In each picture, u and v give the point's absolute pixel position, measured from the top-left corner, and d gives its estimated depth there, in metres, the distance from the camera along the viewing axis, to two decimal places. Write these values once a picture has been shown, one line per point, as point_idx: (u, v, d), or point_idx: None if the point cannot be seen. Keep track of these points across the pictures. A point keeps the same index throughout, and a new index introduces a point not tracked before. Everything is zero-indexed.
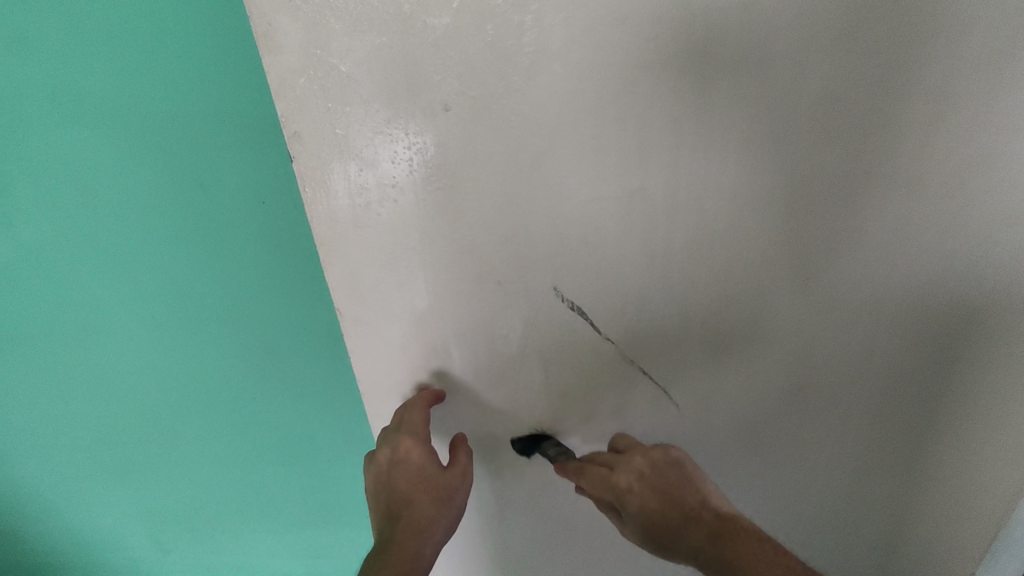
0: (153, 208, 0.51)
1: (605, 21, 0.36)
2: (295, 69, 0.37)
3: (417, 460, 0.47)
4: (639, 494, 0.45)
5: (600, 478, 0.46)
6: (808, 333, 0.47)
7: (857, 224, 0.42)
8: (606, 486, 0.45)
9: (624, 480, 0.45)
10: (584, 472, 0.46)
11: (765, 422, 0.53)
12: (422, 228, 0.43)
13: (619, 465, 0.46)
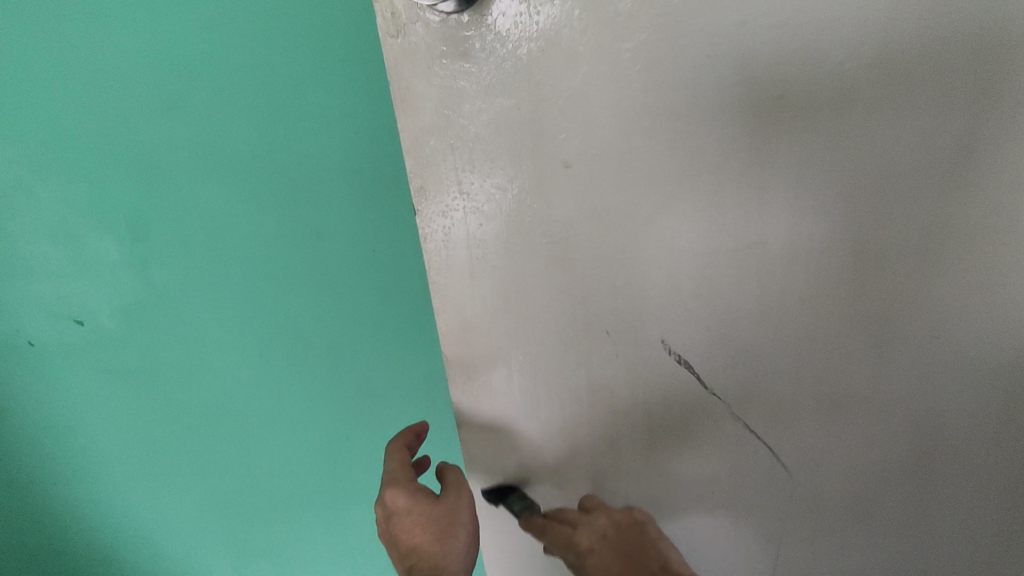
0: (271, 254, 0.55)
1: (730, 81, 0.36)
2: (428, 129, 0.39)
3: (404, 505, 0.46)
4: (599, 556, 0.50)
5: (558, 535, 0.51)
6: (939, 399, 0.44)
7: (1005, 287, 0.39)
8: (569, 545, 0.50)
9: (585, 541, 0.50)
10: (545, 526, 0.52)
11: (888, 495, 0.48)
12: (533, 280, 0.43)
13: (586, 527, 0.51)
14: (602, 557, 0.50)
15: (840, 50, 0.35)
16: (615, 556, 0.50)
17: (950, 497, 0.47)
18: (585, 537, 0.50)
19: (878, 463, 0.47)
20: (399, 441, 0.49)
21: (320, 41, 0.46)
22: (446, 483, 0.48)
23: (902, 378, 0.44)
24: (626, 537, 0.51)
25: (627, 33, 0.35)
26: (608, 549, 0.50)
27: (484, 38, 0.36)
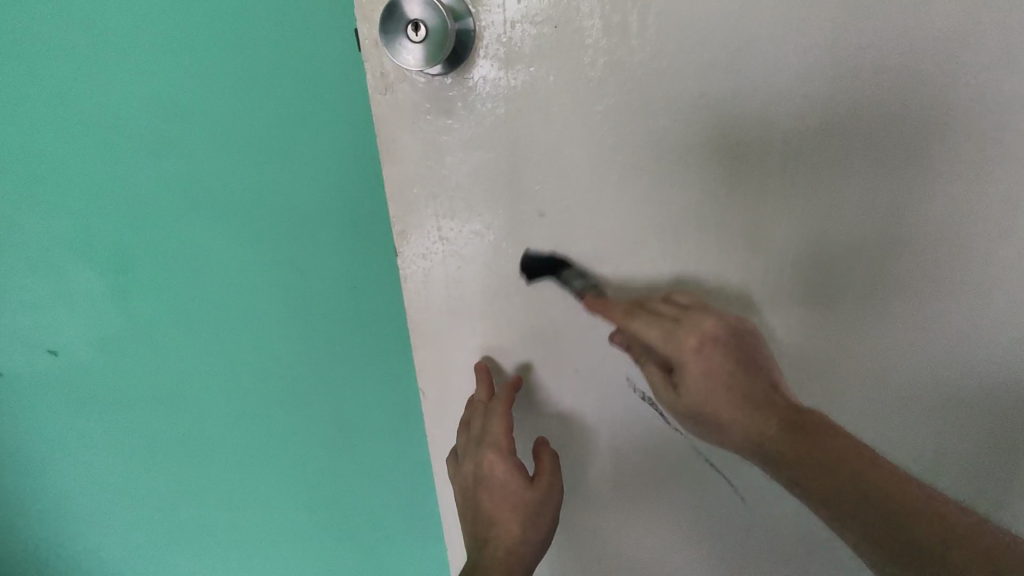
0: (254, 288, 0.56)
1: (689, 143, 0.40)
2: (411, 178, 0.41)
3: (502, 477, 0.45)
4: (705, 361, 0.40)
5: (660, 329, 0.40)
6: (875, 426, 0.49)
7: (928, 329, 0.45)
8: (666, 336, 0.40)
9: (694, 338, 0.40)
10: (636, 313, 0.41)
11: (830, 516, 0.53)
12: (509, 318, 0.46)
13: (687, 319, 0.41)
14: (715, 403, 0.40)
15: (788, 118, 0.39)
16: (738, 379, 0.40)
17: None
18: (693, 343, 0.40)
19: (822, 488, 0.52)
20: (506, 402, 0.46)
21: (304, 90, 0.48)
22: (540, 467, 0.47)
23: (845, 406, 0.48)
24: (738, 342, 0.41)
25: (596, 97, 0.39)
26: (733, 406, 0.40)
27: (466, 98, 0.39)
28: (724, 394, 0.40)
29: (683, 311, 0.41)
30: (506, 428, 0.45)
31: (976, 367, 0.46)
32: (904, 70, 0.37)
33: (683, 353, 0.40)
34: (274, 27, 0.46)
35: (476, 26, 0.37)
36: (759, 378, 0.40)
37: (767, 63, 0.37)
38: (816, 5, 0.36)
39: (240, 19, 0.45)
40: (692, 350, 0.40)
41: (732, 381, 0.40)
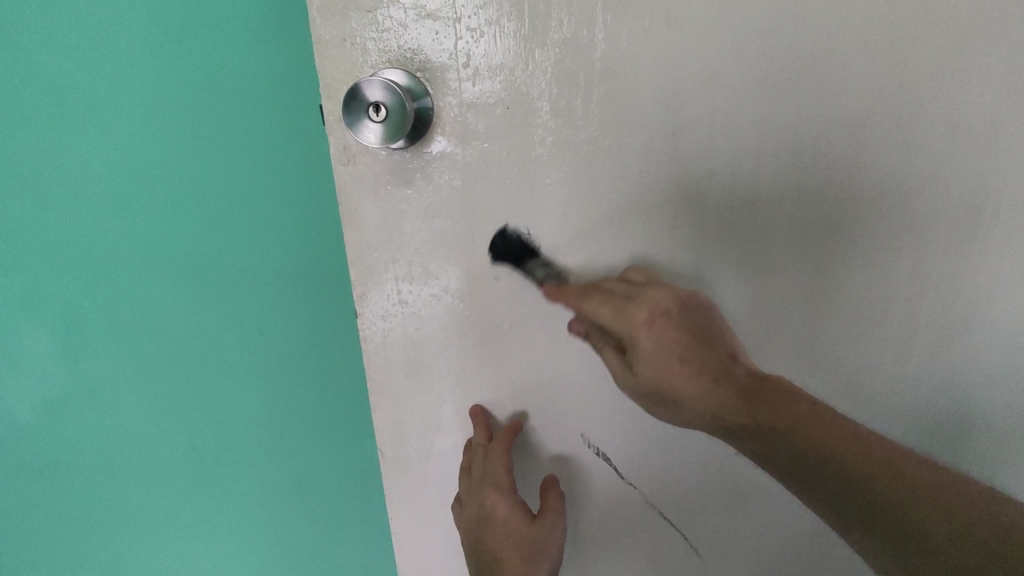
0: (213, 347, 0.57)
1: (634, 214, 0.43)
2: (371, 244, 0.43)
3: (504, 515, 0.47)
4: (653, 338, 0.38)
5: (613, 308, 0.39)
6: None
7: (850, 376, 0.49)
8: (619, 314, 0.38)
9: (643, 312, 0.38)
10: (591, 293, 0.40)
11: (775, 560, 0.56)
12: (467, 378, 0.47)
13: (639, 295, 0.39)
14: (671, 378, 0.38)
15: (721, 192, 0.43)
16: (693, 352, 0.39)
17: (822, 554, 0.56)
18: (646, 316, 0.38)
19: (768, 536, 0.54)
20: (506, 442, 0.47)
21: (269, 158, 0.50)
22: (545, 506, 0.49)
23: None
24: (688, 314, 0.40)
25: (546, 170, 0.42)
26: (689, 377, 0.38)
27: (424, 171, 0.41)
28: (679, 368, 0.38)
29: (636, 289, 0.40)
30: (508, 468, 0.47)
31: (890, 409, 0.51)
32: (817, 150, 0.42)
33: (635, 328, 0.38)
34: (243, 98, 0.48)
35: (434, 104, 0.39)
36: (716, 348, 0.40)
37: (700, 141, 0.41)
38: (742, 92, 0.40)
39: (210, 90, 0.47)
40: (643, 325, 0.38)
41: (686, 355, 0.38)
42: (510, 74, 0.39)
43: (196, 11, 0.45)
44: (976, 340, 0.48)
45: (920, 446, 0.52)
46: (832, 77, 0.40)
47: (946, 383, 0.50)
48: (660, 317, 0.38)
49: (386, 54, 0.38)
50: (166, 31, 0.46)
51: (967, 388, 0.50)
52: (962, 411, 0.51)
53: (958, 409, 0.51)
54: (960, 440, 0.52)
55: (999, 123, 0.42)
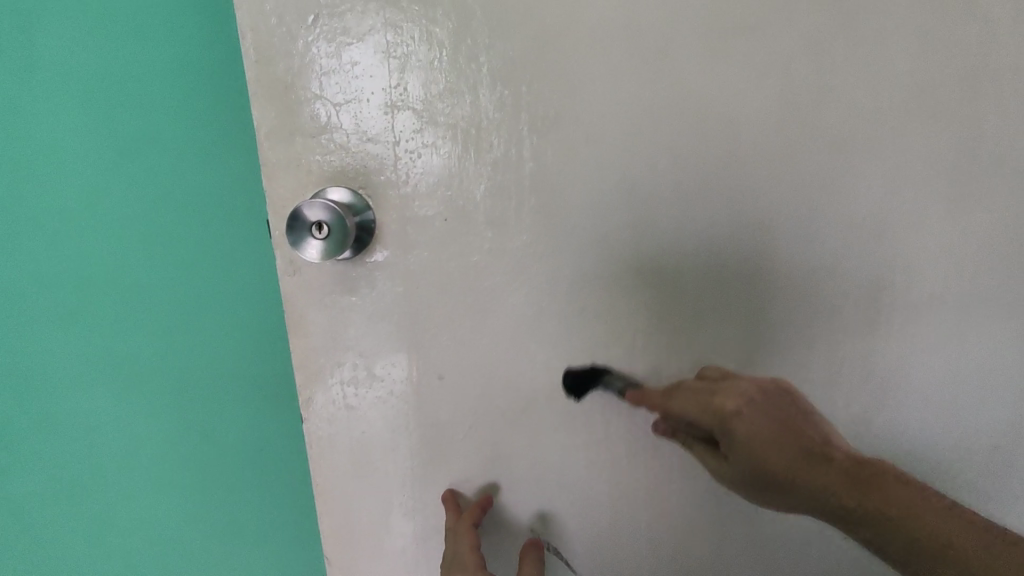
0: (158, 450, 0.57)
1: (570, 312, 0.45)
2: (317, 350, 0.44)
3: None
4: (749, 421, 0.40)
5: (695, 402, 0.42)
6: (761, 553, 0.53)
7: None
8: (701, 405, 0.41)
9: (728, 402, 0.41)
10: (676, 393, 0.43)
11: None
12: (414, 478, 0.47)
13: (723, 387, 0.42)
14: (766, 449, 0.40)
15: (648, 290, 0.45)
16: (782, 434, 0.40)
17: None
18: (733, 405, 0.41)
19: None
20: (470, 518, 0.46)
21: (215, 266, 0.51)
22: None
23: (734, 537, 0.52)
24: (772, 401, 0.42)
25: (484, 274, 0.44)
26: (790, 459, 0.40)
27: (367, 278, 0.43)
28: (773, 449, 0.40)
29: (718, 383, 0.43)
30: (471, 545, 0.45)
31: None
32: (733, 250, 0.45)
33: (725, 416, 0.40)
34: (190, 210, 0.49)
35: (377, 218, 0.42)
36: (806, 432, 0.41)
37: (627, 244, 0.44)
38: (661, 199, 0.44)
39: (158, 203, 0.49)
40: (733, 414, 0.40)
41: (781, 438, 0.40)
42: (447, 189, 0.42)
43: (146, 131, 0.47)
44: (903, 418, 0.51)
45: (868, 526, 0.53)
46: (739, 186, 0.44)
47: None
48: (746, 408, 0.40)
49: (330, 174, 0.41)
50: (117, 149, 0.48)
51: None
52: None
53: None
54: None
55: (892, 223, 0.46)
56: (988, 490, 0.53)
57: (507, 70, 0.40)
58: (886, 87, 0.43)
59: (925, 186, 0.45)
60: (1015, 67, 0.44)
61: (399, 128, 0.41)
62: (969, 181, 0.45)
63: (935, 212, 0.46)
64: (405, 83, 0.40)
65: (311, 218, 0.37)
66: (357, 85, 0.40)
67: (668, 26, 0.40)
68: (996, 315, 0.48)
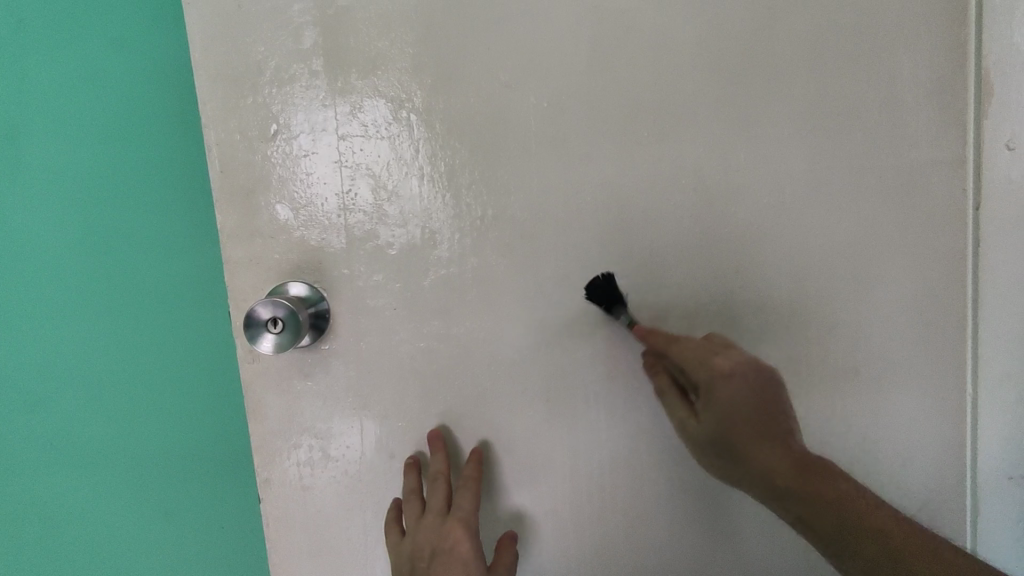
0: (115, 535, 0.57)
1: (513, 392, 0.48)
2: (274, 432, 0.47)
3: (465, 556, 0.42)
4: (735, 389, 0.41)
5: (694, 358, 0.43)
6: None
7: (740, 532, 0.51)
8: (699, 362, 0.42)
9: (724, 364, 0.42)
10: (680, 341, 0.43)
11: None
12: (368, 556, 0.49)
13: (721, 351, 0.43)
14: (740, 421, 0.42)
15: (585, 368, 0.48)
16: (758, 413, 0.42)
17: None
18: (727, 368, 0.41)
19: None
20: (474, 474, 0.46)
21: (179, 352, 0.54)
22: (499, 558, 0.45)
23: None
24: (762, 381, 0.43)
25: (431, 358, 0.47)
26: (758, 436, 0.42)
27: (322, 364, 0.46)
28: (746, 423, 0.42)
29: (715, 347, 0.43)
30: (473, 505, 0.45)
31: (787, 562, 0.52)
32: (662, 329, 0.49)
33: (715, 376, 0.41)
34: (158, 299, 0.53)
35: (331, 307, 0.45)
36: (779, 419, 0.43)
37: (563, 326, 0.48)
38: None
39: (127, 292, 0.52)
40: (723, 376, 0.41)
41: (758, 412, 0.42)
42: (396, 281, 0.46)
43: (119, 226, 0.51)
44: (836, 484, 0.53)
45: None
46: (664, 270, 0.49)
47: None
48: (739, 375, 0.41)
49: (287, 270, 0.45)
50: (90, 243, 0.51)
51: None
52: None
53: None
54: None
55: (804, 301, 0.51)
56: None
57: (449, 175, 0.45)
58: (784, 184, 0.49)
59: (829, 267, 0.51)
60: (894, 166, 0.50)
61: (351, 228, 0.45)
62: (867, 262, 0.51)
63: (841, 291, 0.51)
64: (355, 189, 0.45)
65: (265, 315, 0.40)
66: (312, 191, 0.44)
67: (588, 139, 0.46)
68: (905, 382, 0.53)
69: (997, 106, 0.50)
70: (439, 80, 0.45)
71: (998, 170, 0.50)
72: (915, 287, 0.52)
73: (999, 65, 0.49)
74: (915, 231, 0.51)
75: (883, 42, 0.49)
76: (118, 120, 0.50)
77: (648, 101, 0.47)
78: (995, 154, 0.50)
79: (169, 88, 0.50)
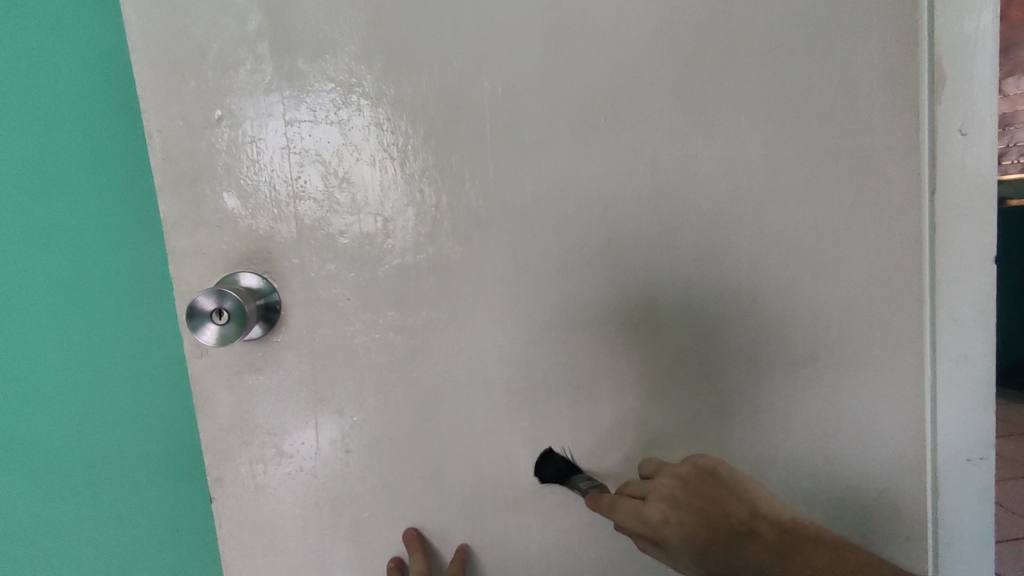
0: (65, 539, 0.55)
1: (472, 382, 0.47)
2: (225, 428, 0.45)
3: None
4: (675, 529, 0.42)
5: (632, 514, 0.43)
6: None
7: None
8: (639, 520, 0.42)
9: (657, 510, 0.42)
10: (616, 505, 0.43)
11: None
12: (326, 555, 0.47)
13: (650, 492, 0.44)
14: (690, 541, 0.42)
15: (546, 357, 0.48)
16: (704, 525, 0.42)
17: None
18: (659, 516, 0.42)
19: None
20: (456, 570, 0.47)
21: (129, 346, 0.52)
22: None
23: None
24: (693, 488, 0.43)
25: (386, 349, 0.46)
26: (722, 546, 0.42)
27: (274, 357, 0.45)
28: (703, 539, 0.42)
29: (647, 485, 0.44)
30: None
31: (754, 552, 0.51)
32: (623, 317, 0.49)
33: (655, 527, 0.42)
34: (106, 292, 0.51)
35: (282, 299, 0.44)
36: (733, 510, 0.43)
37: (522, 315, 0.47)
38: (551, 274, 0.47)
39: (73, 286, 0.51)
40: (661, 522, 0.42)
41: (705, 522, 0.42)
42: (349, 268, 0.44)
43: (63, 217, 0.50)
44: (798, 467, 0.53)
45: None
46: (623, 257, 0.48)
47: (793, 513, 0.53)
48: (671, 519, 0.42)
49: (236, 260, 0.43)
50: (36, 235, 0.50)
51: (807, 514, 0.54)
52: None
53: None
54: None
55: (763, 288, 0.51)
56: (890, 534, 0.55)
57: (400, 162, 0.44)
58: (742, 170, 0.49)
59: (788, 252, 0.51)
60: (850, 151, 0.50)
61: (301, 216, 0.44)
62: (825, 246, 0.51)
63: (801, 277, 0.51)
64: (305, 176, 0.43)
65: (209, 306, 0.39)
66: (259, 178, 0.43)
67: (543, 126, 0.46)
68: (866, 365, 0.53)
69: (947, 92, 0.50)
70: (390, 65, 0.44)
71: (947, 155, 0.51)
72: (873, 273, 0.52)
73: (949, 53, 0.50)
74: (871, 217, 0.51)
75: (836, 29, 0.49)
76: (60, 109, 0.49)
77: (604, 88, 0.46)
78: (947, 141, 0.51)
79: (114, 77, 0.49)
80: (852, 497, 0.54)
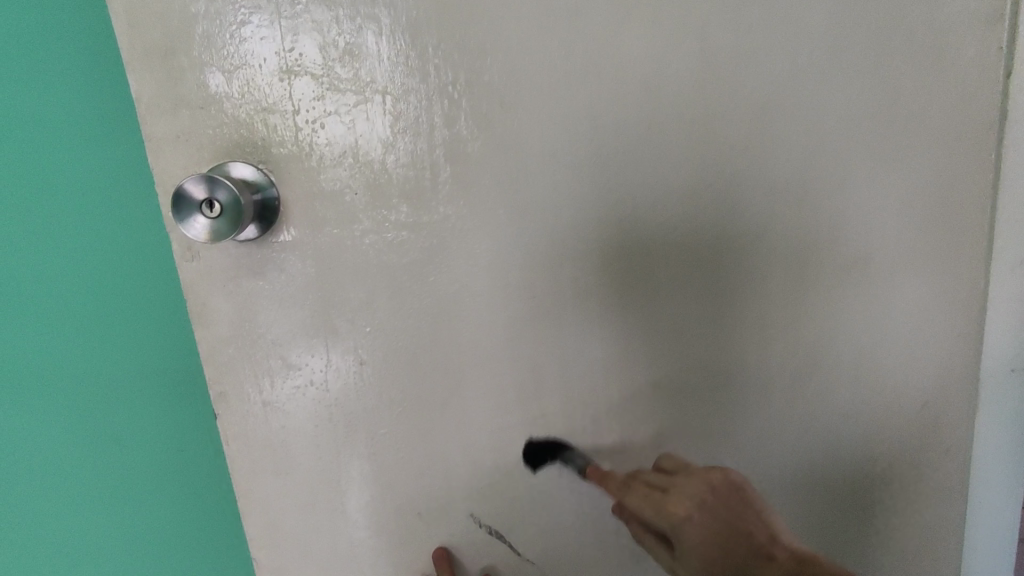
0: (69, 438, 0.55)
1: (495, 287, 0.43)
2: (223, 339, 0.41)
3: None
4: (697, 527, 0.38)
5: (652, 507, 0.39)
6: None
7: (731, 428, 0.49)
8: (658, 516, 0.39)
9: (682, 509, 0.38)
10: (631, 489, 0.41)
11: None
12: (343, 471, 0.44)
13: (673, 489, 0.40)
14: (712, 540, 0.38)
15: (576, 259, 0.43)
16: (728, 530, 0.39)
17: None
18: (683, 512, 0.38)
19: None
20: None
21: (116, 235, 0.51)
22: None
23: None
24: (724, 498, 0.40)
25: (400, 251, 0.41)
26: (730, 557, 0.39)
27: (275, 258, 0.40)
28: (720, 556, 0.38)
29: (675, 478, 0.41)
30: None
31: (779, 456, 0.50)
32: (662, 215, 0.44)
33: (675, 526, 0.38)
34: (90, 182, 0.50)
35: (281, 195, 0.39)
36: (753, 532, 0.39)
37: (551, 213, 0.42)
38: (582, 165, 0.42)
39: (56, 175, 0.49)
40: (683, 521, 0.38)
41: (726, 529, 0.39)
42: (355, 156, 0.39)
43: (53, 108, 0.48)
44: (848, 379, 0.49)
45: (823, 487, 0.51)
46: (664, 147, 0.42)
47: (835, 424, 0.50)
48: (697, 515, 0.38)
49: (225, 148, 0.38)
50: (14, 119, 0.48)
51: (852, 427, 0.51)
52: (855, 450, 0.51)
53: (853, 449, 0.51)
54: (855, 495, 0.52)
55: (817, 183, 0.45)
56: (936, 445, 0.52)
57: (409, 30, 0.38)
58: (802, 45, 0.43)
59: (848, 142, 0.45)
60: (926, 21, 0.44)
61: (296, 95, 0.37)
62: (890, 133, 0.45)
63: (860, 170, 0.46)
64: (299, 47, 0.37)
65: (201, 197, 0.34)
66: (245, 49, 0.37)
67: None
68: (924, 268, 0.48)
69: None
70: None
71: None
72: (938, 167, 0.47)
73: None
74: (945, 100, 0.45)
75: None
76: None
77: None
78: None
79: None
80: (898, 411, 0.51)
